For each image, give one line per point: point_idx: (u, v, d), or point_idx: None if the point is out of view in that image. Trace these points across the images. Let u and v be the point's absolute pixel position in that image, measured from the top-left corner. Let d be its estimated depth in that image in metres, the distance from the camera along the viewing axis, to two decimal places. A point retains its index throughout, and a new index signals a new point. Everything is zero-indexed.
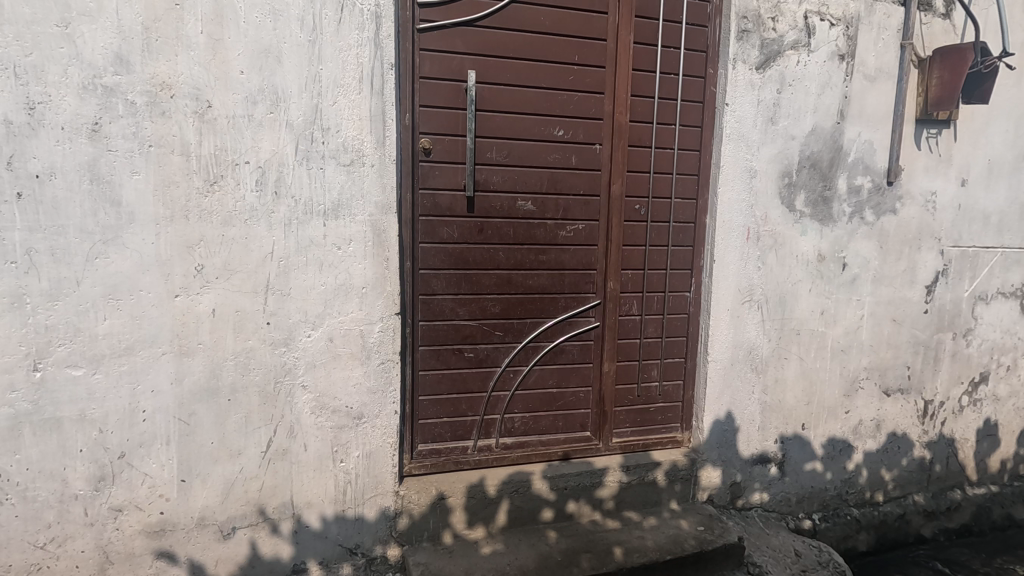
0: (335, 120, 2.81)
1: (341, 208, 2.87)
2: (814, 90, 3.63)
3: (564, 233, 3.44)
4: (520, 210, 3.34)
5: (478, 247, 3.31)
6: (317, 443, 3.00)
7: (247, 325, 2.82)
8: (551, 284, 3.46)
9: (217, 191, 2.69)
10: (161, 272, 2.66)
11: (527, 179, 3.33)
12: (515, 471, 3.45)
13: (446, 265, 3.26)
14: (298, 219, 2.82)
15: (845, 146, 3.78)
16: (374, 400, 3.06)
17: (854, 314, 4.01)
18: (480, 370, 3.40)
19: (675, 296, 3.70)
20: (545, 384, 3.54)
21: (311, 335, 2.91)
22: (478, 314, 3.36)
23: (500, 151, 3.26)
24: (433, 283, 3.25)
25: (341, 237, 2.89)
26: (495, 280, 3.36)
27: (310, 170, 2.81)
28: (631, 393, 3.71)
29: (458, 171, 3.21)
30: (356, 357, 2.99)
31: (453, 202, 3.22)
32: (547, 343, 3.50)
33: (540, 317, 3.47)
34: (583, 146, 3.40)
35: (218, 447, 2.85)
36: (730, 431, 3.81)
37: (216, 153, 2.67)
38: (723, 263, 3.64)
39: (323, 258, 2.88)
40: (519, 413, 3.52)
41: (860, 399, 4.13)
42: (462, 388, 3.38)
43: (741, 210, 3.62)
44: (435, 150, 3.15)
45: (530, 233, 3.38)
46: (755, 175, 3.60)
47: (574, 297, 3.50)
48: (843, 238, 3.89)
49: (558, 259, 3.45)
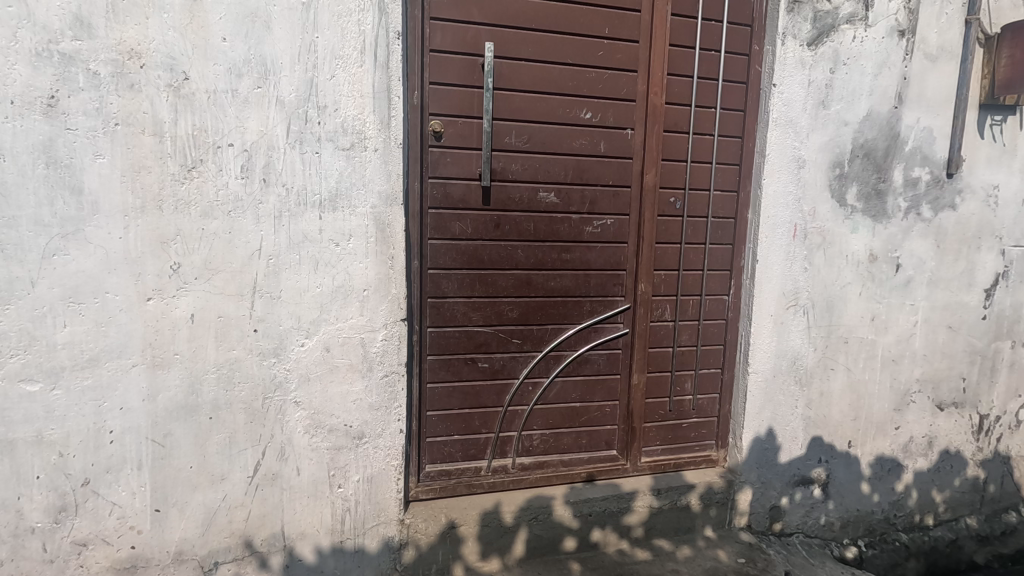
0: (333, 96, 2.43)
1: (339, 198, 2.50)
2: (870, 70, 3.24)
3: (591, 230, 3.06)
4: (542, 202, 2.97)
5: (494, 244, 2.94)
6: (311, 466, 2.63)
7: (232, 332, 2.45)
8: (576, 286, 3.08)
9: (195, 177, 2.32)
10: (130, 271, 2.30)
11: (549, 168, 2.96)
12: (534, 495, 3.09)
13: (458, 264, 2.90)
14: (290, 211, 2.45)
15: (902, 134, 3.38)
16: (376, 418, 2.69)
17: (907, 320, 3.63)
18: (495, 383, 3.04)
19: (712, 301, 3.33)
20: (567, 398, 3.17)
21: (304, 344, 2.54)
22: (493, 320, 2.99)
23: (520, 136, 2.89)
24: (443, 285, 2.88)
25: (340, 231, 2.52)
26: (514, 281, 2.99)
27: (304, 154, 2.43)
28: (661, 408, 3.34)
29: (472, 158, 2.84)
30: (356, 369, 2.62)
31: (466, 192, 2.86)
32: (570, 352, 3.13)
33: (563, 323, 3.09)
34: (612, 132, 3.02)
35: (198, 472, 2.49)
36: (771, 449, 3.43)
37: (195, 133, 2.30)
38: (768, 263, 3.25)
39: (318, 256, 2.51)
40: (538, 429, 3.16)
41: (912, 414, 3.75)
42: (475, 402, 3.02)
43: (788, 203, 3.23)
44: (447, 133, 2.79)
45: (553, 228, 3.01)
46: (804, 165, 3.21)
47: (601, 301, 3.13)
48: (898, 236, 3.50)
49: (583, 258, 3.07)
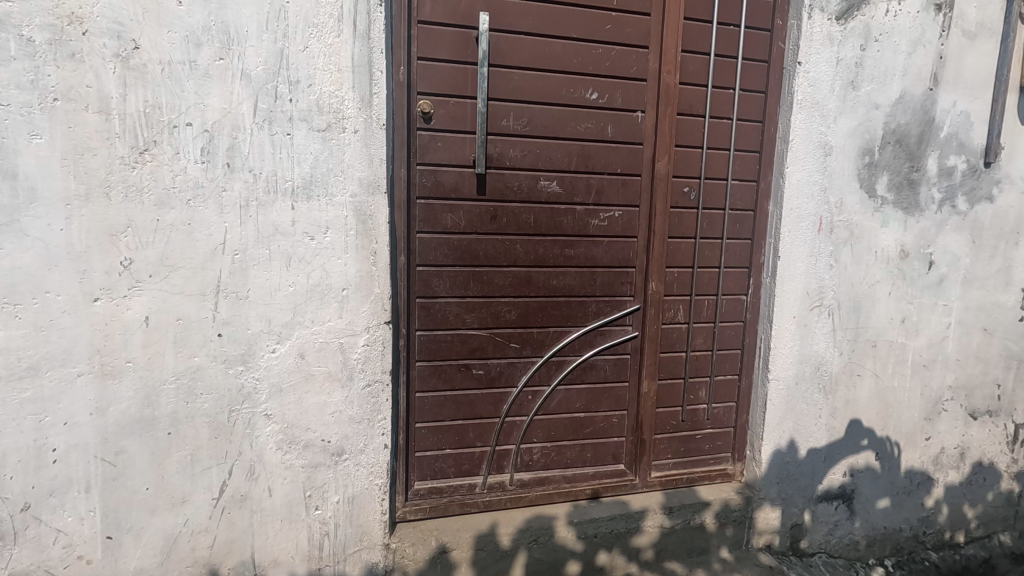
0: (307, 70, 2.15)
1: (314, 185, 2.22)
2: (903, 48, 2.95)
3: (597, 223, 2.78)
4: (543, 192, 2.69)
5: (490, 239, 2.65)
6: (285, 486, 2.36)
7: (193, 337, 2.17)
8: (580, 286, 2.80)
9: (148, 161, 2.04)
10: (74, 268, 2.01)
11: (551, 154, 2.68)
12: (534, 515, 2.81)
13: (450, 260, 2.61)
14: (258, 200, 2.17)
15: (937, 119, 3.10)
16: (358, 432, 2.41)
17: (940, 322, 3.34)
18: (491, 392, 2.76)
19: (729, 301, 3.04)
20: (571, 408, 2.89)
21: (275, 351, 2.27)
22: (489, 323, 2.71)
23: (518, 118, 2.61)
24: (433, 283, 2.61)
25: (315, 223, 2.24)
26: (512, 279, 2.71)
27: (273, 136, 2.15)
28: (673, 418, 3.06)
29: (466, 143, 2.56)
30: (335, 378, 2.34)
31: (459, 181, 2.58)
32: (574, 358, 2.85)
33: (566, 325, 2.81)
34: (621, 115, 2.74)
35: (156, 493, 2.21)
36: (792, 463, 3.14)
37: (147, 111, 2.02)
38: (791, 259, 2.96)
39: (291, 251, 2.23)
40: (538, 442, 2.88)
41: (943, 424, 3.47)
42: (469, 413, 2.75)
43: (814, 194, 2.94)
44: (437, 115, 2.50)
45: (555, 221, 2.72)
46: (831, 152, 2.92)
47: (608, 301, 2.85)
48: (930, 230, 3.21)
49: (589, 253, 2.79)
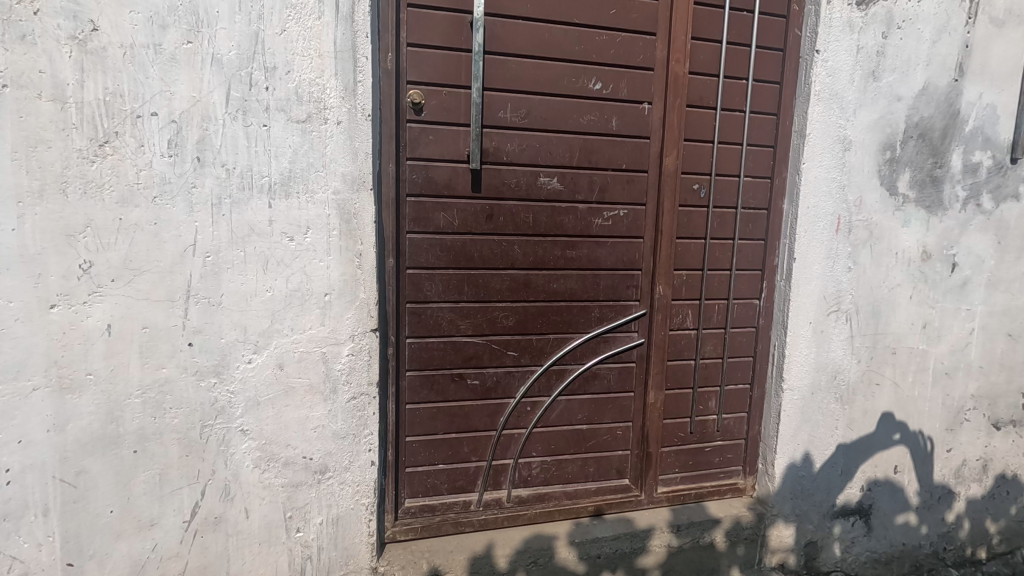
0: (284, 55, 1.97)
1: (293, 181, 2.04)
2: (928, 36, 2.76)
3: (601, 222, 2.60)
4: (543, 189, 2.51)
5: (486, 239, 2.47)
6: (263, 507, 2.18)
7: (161, 347, 1.99)
8: (582, 289, 2.62)
9: (109, 154, 1.86)
10: (27, 271, 1.83)
11: (551, 148, 2.49)
12: (532, 534, 2.63)
13: (443, 262, 2.43)
14: (232, 197, 1.99)
15: (962, 112, 2.91)
16: (342, 449, 2.23)
17: (963, 328, 3.15)
18: (487, 403, 2.58)
19: (740, 305, 2.86)
20: (572, 420, 2.71)
21: (252, 361, 2.08)
22: (485, 329, 2.53)
23: (517, 110, 2.43)
24: (425, 287, 2.42)
25: (295, 223, 2.06)
26: (509, 283, 2.53)
27: (248, 127, 1.97)
28: (681, 430, 2.88)
29: (459, 136, 2.38)
30: (317, 391, 2.16)
31: (453, 177, 2.40)
32: (575, 366, 2.67)
33: (567, 331, 2.63)
34: (626, 106, 2.55)
35: (122, 517, 2.03)
36: (807, 477, 2.96)
37: (108, 99, 1.84)
38: (807, 261, 2.78)
39: (268, 253, 2.05)
40: (538, 456, 2.70)
41: (965, 435, 3.28)
42: (463, 425, 2.57)
43: (832, 192, 2.76)
44: (428, 106, 2.32)
45: (555, 220, 2.54)
46: (850, 146, 2.74)
47: (612, 306, 2.67)
48: (953, 231, 3.03)
49: (591, 255, 2.61)
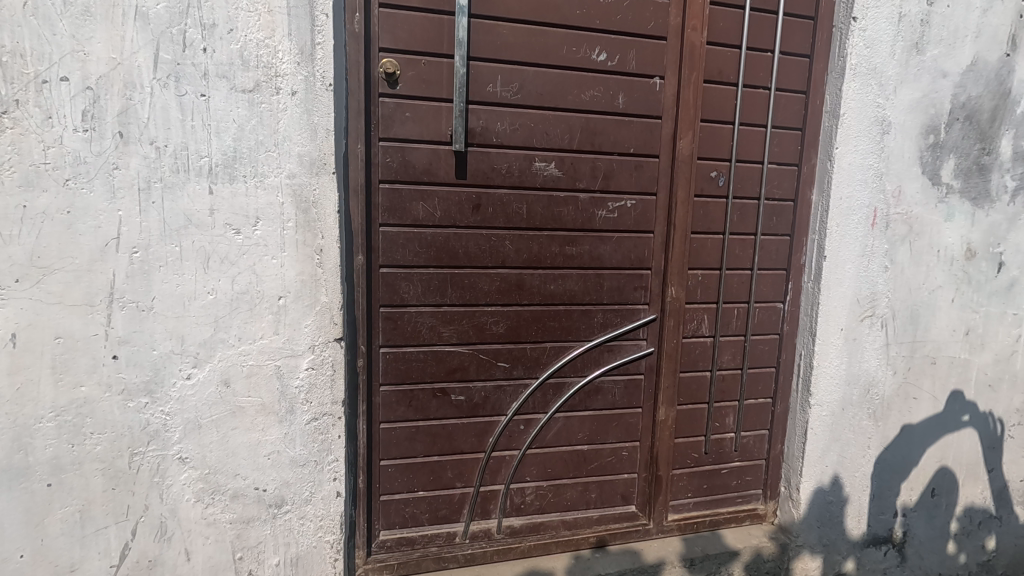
0: (226, 10, 1.64)
1: (239, 163, 1.71)
2: (978, 4, 2.43)
3: (605, 215, 2.26)
4: (538, 176, 2.18)
5: (472, 234, 2.14)
6: (207, 547, 1.85)
7: (78, 360, 1.66)
8: (583, 292, 2.29)
9: (9, 127, 1.53)
10: None
11: (548, 129, 2.16)
12: (526, 571, 2.31)
13: (423, 259, 2.11)
14: (163, 181, 1.66)
15: (1013, 92, 2.58)
16: (301, 478, 1.90)
17: (1008, 335, 2.82)
18: (474, 421, 2.26)
19: (763, 310, 2.53)
20: (571, 440, 2.39)
21: (191, 378, 1.75)
22: (472, 337, 2.20)
23: (508, 83, 2.09)
24: (401, 289, 2.10)
25: (241, 212, 1.73)
26: (500, 284, 2.20)
27: (182, 97, 1.64)
28: (694, 450, 2.55)
29: (441, 113, 2.05)
30: (270, 411, 1.83)
31: (433, 161, 2.06)
32: (575, 379, 2.34)
33: (566, 339, 2.30)
34: (635, 81, 2.22)
35: (34, 563, 1.70)
36: (836, 503, 2.63)
37: (6, 60, 1.51)
38: (839, 260, 2.44)
39: (209, 249, 1.72)
40: (532, 482, 2.37)
41: (1008, 453, 2.94)
42: (446, 447, 2.24)
43: (867, 181, 2.42)
44: (405, 77, 1.99)
45: (553, 212, 2.21)
46: (889, 129, 2.40)
47: (617, 310, 2.34)
48: (1001, 226, 2.69)
49: (594, 252, 2.28)
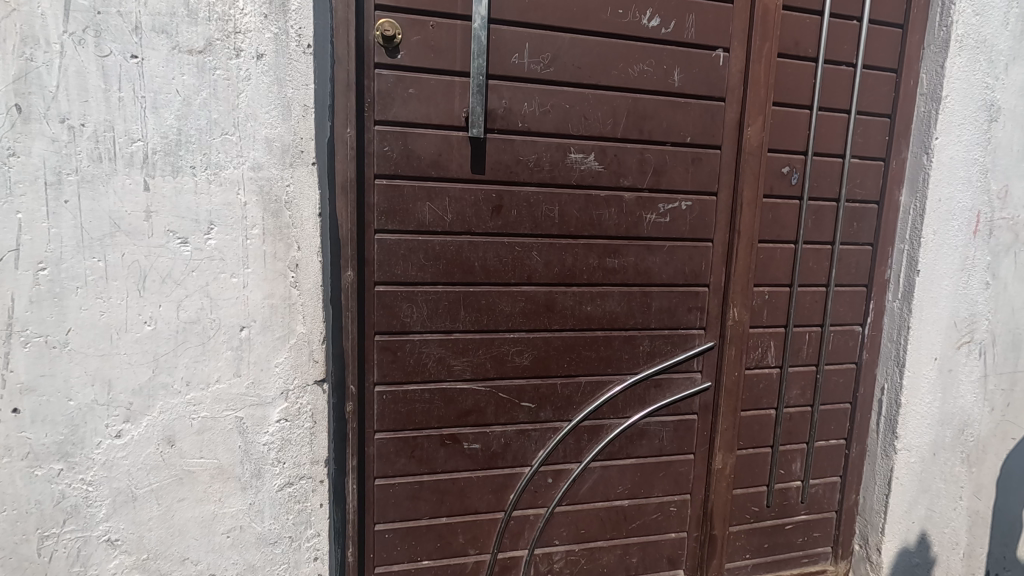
0: None
1: (184, 149, 1.27)
2: None
3: (654, 219, 1.83)
4: (573, 170, 1.74)
5: (491, 242, 1.71)
6: None
7: None
8: (626, 314, 1.86)
9: None
10: None
11: (587, 111, 1.73)
12: None
13: (429, 275, 1.67)
14: (80, 172, 1.22)
15: None
16: (272, 561, 1.47)
17: None
18: (491, 474, 1.83)
19: (838, 334, 2.09)
20: (609, 494, 1.95)
21: (121, 436, 1.31)
22: (490, 371, 1.77)
23: (538, 53, 1.66)
24: (402, 312, 1.67)
25: (187, 215, 1.29)
26: (524, 304, 1.76)
27: (104, 58, 1.20)
28: (755, 503, 2.11)
29: (454, 91, 1.61)
30: (230, 476, 1.40)
31: (443, 150, 1.63)
32: (615, 420, 1.91)
33: (605, 373, 1.87)
34: (693, 53, 1.78)
35: None
36: (922, 566, 2.19)
37: None
38: (934, 275, 2.00)
39: (145, 264, 1.28)
40: (561, 546, 1.94)
41: None
42: (457, 506, 1.81)
43: (971, 179, 1.97)
44: (408, 43, 1.56)
45: (590, 215, 1.78)
46: (998, 115, 1.95)
47: (666, 336, 1.91)
48: None
49: (641, 265, 1.84)
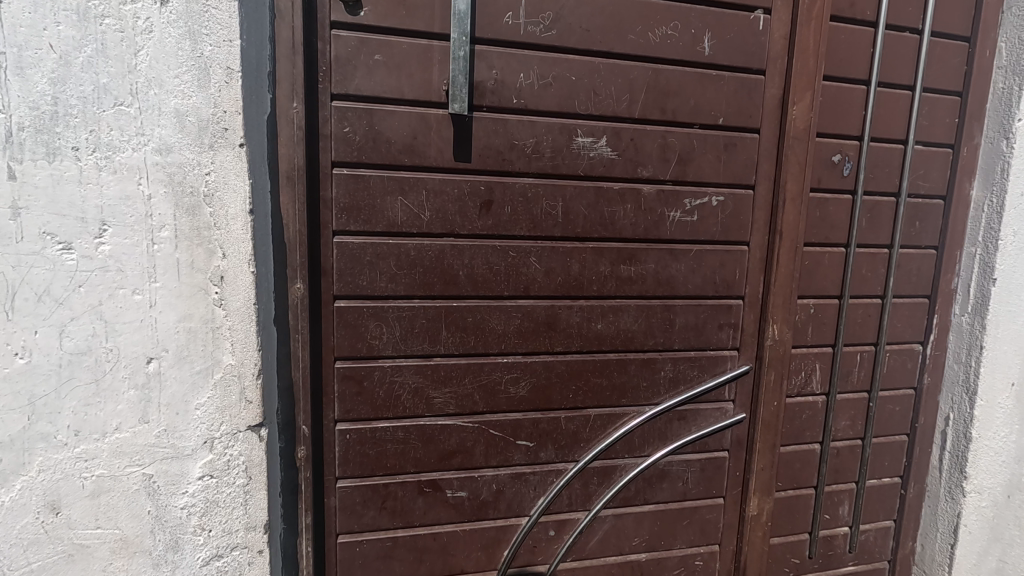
0: None
1: (64, 124, 0.95)
2: None
3: (678, 218, 1.51)
4: (581, 157, 1.42)
5: (480, 246, 1.39)
6: None
7: None
8: (644, 333, 1.54)
9: None
10: None
11: (598, 86, 1.40)
12: None
13: (402, 287, 1.36)
14: None
15: None
16: None
17: None
18: (480, 526, 1.50)
19: (894, 354, 1.76)
20: (623, 547, 1.63)
21: None
22: (478, 404, 1.45)
23: (536, 12, 1.34)
24: (369, 333, 1.35)
25: (70, 212, 0.97)
26: (521, 322, 1.44)
27: None
28: (795, 554, 1.78)
29: (432, 58, 1.29)
30: (137, 551, 1.08)
31: (419, 132, 1.31)
32: (629, 459, 1.59)
33: (618, 403, 1.55)
34: (727, 14, 1.46)
35: None
36: None
37: None
38: (1014, 285, 1.66)
39: (13, 277, 0.96)
40: None
41: None
42: (439, 566, 1.49)
43: None
44: None
45: (601, 213, 1.45)
46: None
47: (691, 359, 1.58)
48: None
49: (662, 273, 1.52)
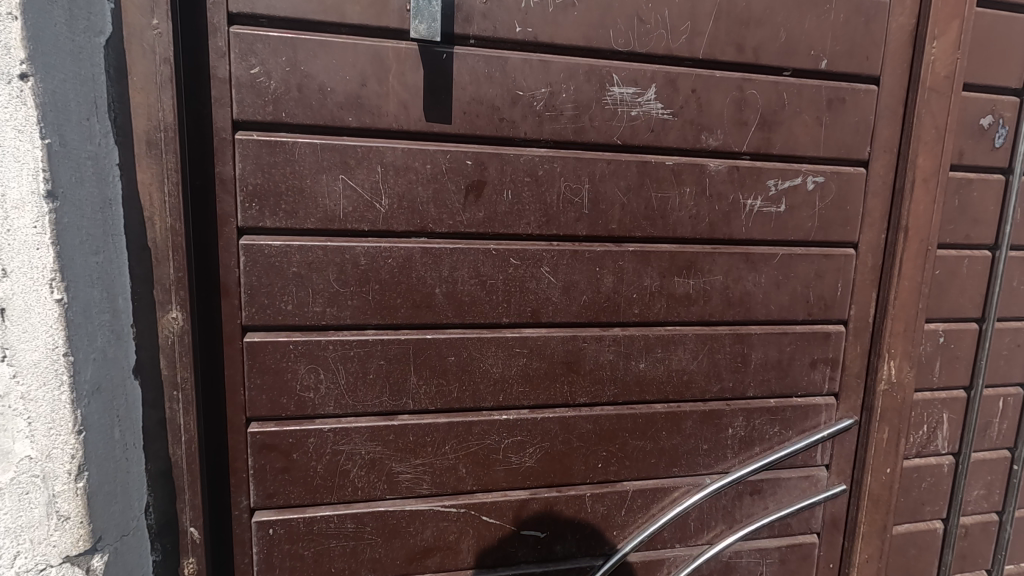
0: None
1: None
2: None
3: (759, 208, 1.03)
4: (618, 118, 0.95)
5: (466, 249, 0.93)
6: None
7: None
8: (705, 375, 1.07)
9: None
10: None
11: (643, 9, 0.93)
12: None
13: (348, 313, 0.90)
14: None
15: None
16: None
17: None
18: None
19: None
20: None
21: None
22: (465, 481, 0.99)
23: None
24: (299, 382, 0.90)
25: None
26: (527, 362, 0.98)
27: None
28: None
29: None
30: None
31: (369, 76, 0.85)
32: (681, 552, 1.12)
33: (666, 474, 1.08)
34: None
35: None
36: None
37: None
38: None
39: None
40: None
41: None
42: None
43: None
44: None
45: (645, 202, 0.98)
46: None
47: (772, 411, 1.11)
48: None
49: (733, 288, 1.05)
